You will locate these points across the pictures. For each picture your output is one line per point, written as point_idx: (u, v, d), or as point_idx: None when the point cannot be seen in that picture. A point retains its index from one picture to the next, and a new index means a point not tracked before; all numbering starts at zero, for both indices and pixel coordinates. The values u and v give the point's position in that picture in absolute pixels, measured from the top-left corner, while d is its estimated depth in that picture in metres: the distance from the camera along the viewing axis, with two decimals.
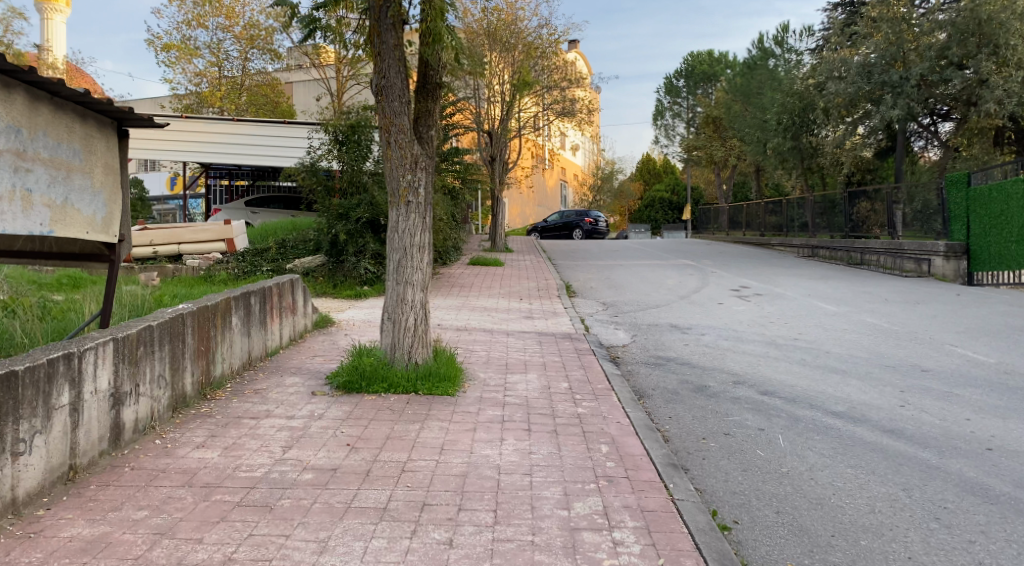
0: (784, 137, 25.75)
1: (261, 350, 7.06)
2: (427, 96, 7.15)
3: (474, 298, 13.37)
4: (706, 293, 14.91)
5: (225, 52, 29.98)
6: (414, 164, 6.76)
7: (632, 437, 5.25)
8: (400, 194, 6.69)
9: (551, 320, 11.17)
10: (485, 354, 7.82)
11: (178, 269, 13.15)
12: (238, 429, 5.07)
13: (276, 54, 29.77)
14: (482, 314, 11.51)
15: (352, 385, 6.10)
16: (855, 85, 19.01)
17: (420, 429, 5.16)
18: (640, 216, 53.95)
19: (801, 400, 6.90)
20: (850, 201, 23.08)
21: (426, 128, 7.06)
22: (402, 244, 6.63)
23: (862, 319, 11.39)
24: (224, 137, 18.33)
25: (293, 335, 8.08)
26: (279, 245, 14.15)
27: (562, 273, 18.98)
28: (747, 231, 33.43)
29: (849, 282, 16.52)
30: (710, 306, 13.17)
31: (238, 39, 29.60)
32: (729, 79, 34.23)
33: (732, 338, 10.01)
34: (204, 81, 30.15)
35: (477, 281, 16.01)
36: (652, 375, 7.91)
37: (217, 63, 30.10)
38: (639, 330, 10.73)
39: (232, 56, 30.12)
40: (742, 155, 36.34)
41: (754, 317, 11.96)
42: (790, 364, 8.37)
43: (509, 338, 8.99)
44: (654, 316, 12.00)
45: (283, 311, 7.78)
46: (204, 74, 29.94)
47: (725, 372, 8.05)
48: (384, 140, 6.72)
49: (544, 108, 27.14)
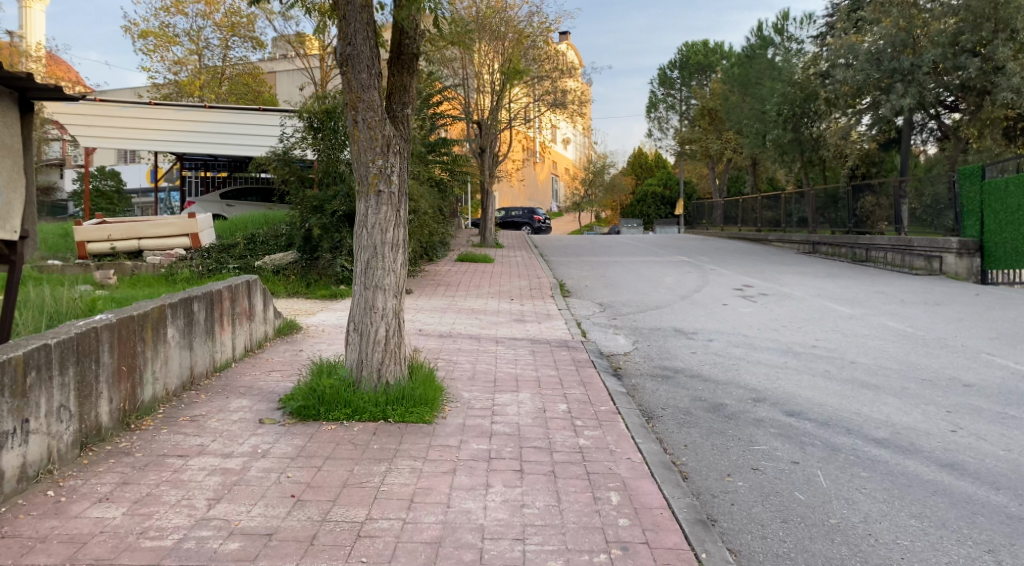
0: (784, 128, 24.84)
1: (206, 365, 6.08)
2: (403, 69, 6.14)
3: (460, 298, 12.38)
4: (708, 293, 13.98)
5: (206, 40, 28.83)
6: (387, 148, 5.77)
7: (646, 479, 4.28)
8: (370, 181, 5.71)
9: (545, 324, 10.20)
10: (470, 367, 6.86)
11: (136, 267, 12.30)
12: (158, 472, 4.07)
13: (258, 42, 28.62)
14: (468, 317, 10.55)
15: (309, 411, 5.11)
16: (863, 73, 18.03)
17: (385, 473, 4.20)
18: (632, 210, 52.97)
19: (836, 423, 5.95)
20: (854, 196, 22.18)
21: (400, 106, 6.08)
22: (372, 241, 5.64)
23: (882, 323, 10.49)
24: (196, 126, 17.24)
25: (248, 345, 7.11)
26: (248, 240, 13.15)
27: (555, 270, 18.04)
28: (742, 226, 32.54)
29: (859, 281, 15.62)
30: (715, 307, 12.23)
31: (219, 27, 28.48)
32: (726, 70, 33.27)
33: (743, 344, 9.08)
34: (184, 70, 29.01)
35: (464, 278, 15.03)
36: (660, 390, 6.95)
37: (197, 52, 28.95)
38: (641, 336, 9.76)
39: (213, 44, 28.97)
40: (739, 148, 35.38)
41: (763, 319, 11.04)
42: (814, 378, 7.44)
43: (498, 346, 8.03)
44: (655, 318, 11.06)
45: (234, 318, 6.80)
46: (184, 62, 28.79)
47: (742, 387, 7.10)
48: (351, 119, 5.75)
49: (535, 99, 26.15)
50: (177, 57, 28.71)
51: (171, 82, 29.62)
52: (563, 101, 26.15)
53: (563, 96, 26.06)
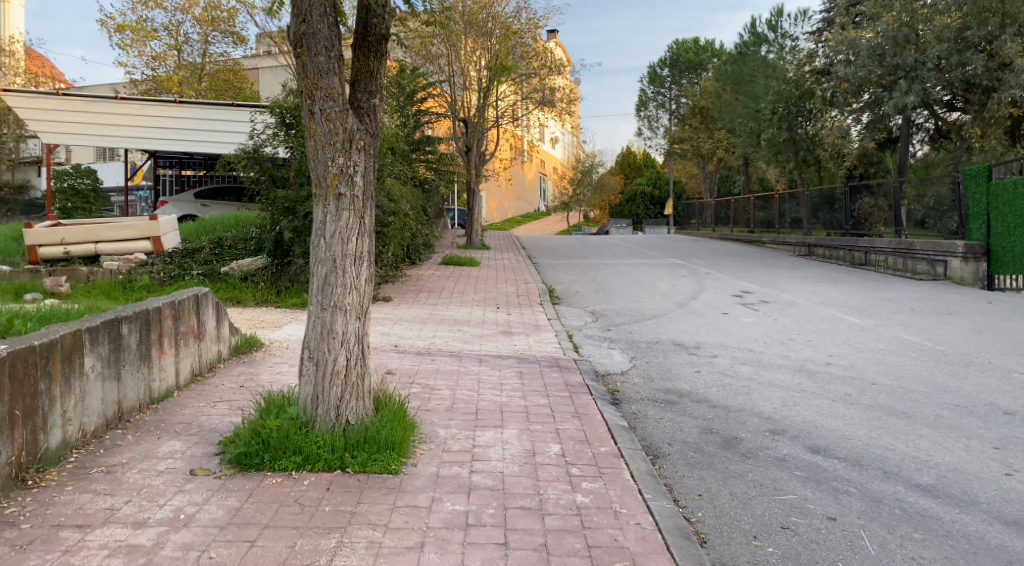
0: (779, 127, 24.13)
1: (139, 396, 5.22)
2: (370, 52, 5.29)
3: (442, 307, 11.52)
4: (706, 301, 13.18)
5: (185, 35, 27.77)
6: (350, 144, 4.94)
7: (660, 556, 3.46)
8: (329, 183, 4.87)
9: (533, 337, 9.38)
10: (448, 395, 6.00)
11: (92, 273, 11.34)
12: (43, 554, 3.25)
13: (239, 38, 27.64)
14: (450, 329, 9.71)
15: (250, 459, 4.29)
16: (865, 69, 17.21)
17: (335, 553, 3.36)
18: (620, 210, 52.22)
19: (870, 463, 5.15)
20: (851, 197, 21.49)
21: (365, 95, 5.20)
22: (331, 253, 4.79)
23: (896, 334, 9.71)
24: (165, 122, 16.31)
25: (195, 369, 6.24)
26: (213, 243, 12.22)
27: (544, 274, 17.22)
28: (734, 227, 31.82)
29: (862, 287, 14.89)
30: (715, 317, 11.43)
31: (198, 22, 27.42)
32: (717, 67, 32.51)
33: (751, 362, 8.27)
34: (162, 65, 27.98)
35: (448, 284, 14.17)
36: (663, 419, 6.13)
37: (176, 47, 27.88)
38: (638, 351, 8.95)
39: (192, 39, 27.94)
40: (731, 147, 34.66)
41: (768, 331, 10.23)
42: (834, 404, 6.65)
43: (482, 366, 7.19)
44: (651, 329, 10.27)
45: (178, 338, 5.94)
46: (162, 58, 27.77)
47: (756, 416, 6.29)
48: (307, 110, 4.93)
49: (523, 97, 25.32)
50: (155, 52, 27.73)
51: (149, 78, 28.66)
52: (552, 99, 25.31)
53: (551, 94, 25.25)
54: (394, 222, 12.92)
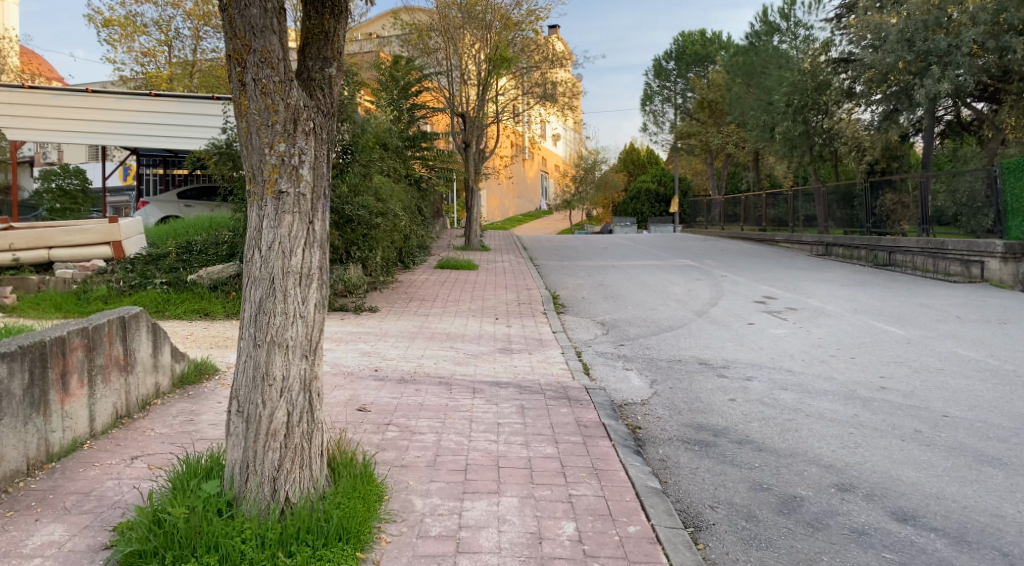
0: (793, 120, 22.91)
1: (24, 456, 4.03)
2: (326, 9, 4.08)
3: (435, 318, 10.34)
4: (727, 309, 11.95)
5: (175, 30, 26.55)
6: (295, 125, 3.73)
7: None
8: (267, 177, 3.67)
9: (537, 356, 8.17)
10: (431, 443, 4.79)
11: (43, 282, 10.18)
12: None
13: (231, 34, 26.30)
14: (443, 346, 8.51)
15: (148, 560, 3.12)
16: (893, 55, 15.80)
17: None
18: (624, 208, 50.95)
19: (979, 539, 3.95)
20: (872, 192, 20.35)
21: (318, 63, 4.00)
22: (269, 270, 3.61)
23: (951, 349, 8.50)
24: (141, 117, 15.13)
25: (118, 410, 5.03)
26: (180, 249, 10.95)
27: (547, 278, 16.05)
28: (745, 225, 30.56)
29: (894, 290, 13.69)
30: (740, 329, 10.20)
31: (189, 16, 26.18)
32: (726, 58, 31.23)
33: (793, 388, 7.05)
34: (152, 61, 26.91)
35: (442, 291, 12.98)
36: (701, 472, 4.93)
37: (166, 43, 26.69)
38: (658, 372, 7.73)
39: (183, 34, 26.68)
40: (741, 142, 33.32)
41: (804, 345, 9.02)
42: (906, 443, 5.43)
43: (476, 398, 5.98)
44: (670, 345, 9.07)
45: (93, 375, 4.75)
46: (152, 54, 26.68)
47: (814, 464, 5.07)
48: (238, 80, 3.73)
49: (523, 92, 24.10)
50: (144, 49, 26.56)
51: (139, 74, 27.42)
52: (553, 94, 24.00)
53: (553, 89, 23.94)
54: (384, 224, 11.74)
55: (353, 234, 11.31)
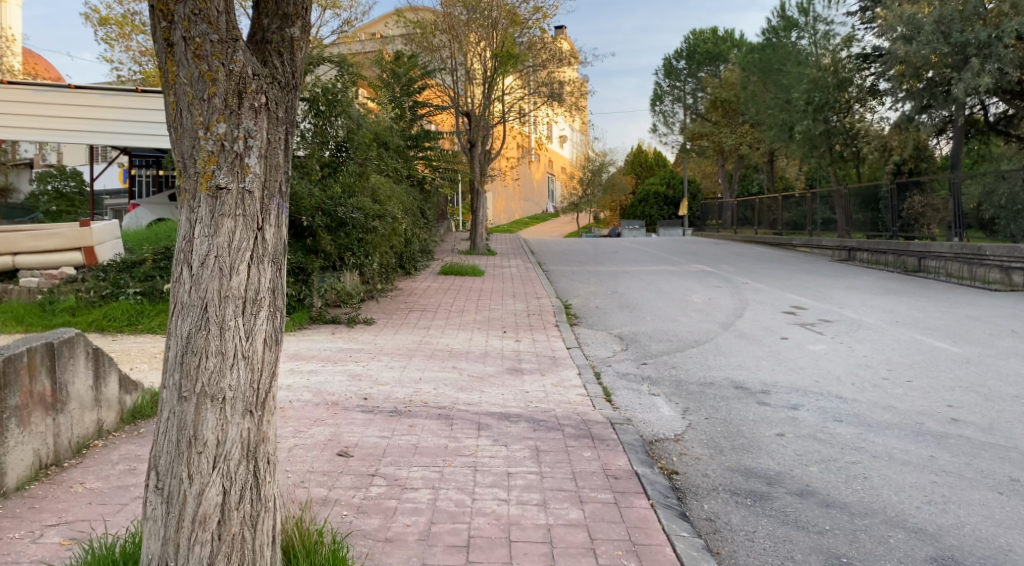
0: (813, 119, 21.90)
1: None
2: None
3: (436, 332, 9.39)
4: (754, 320, 10.97)
5: None
6: (240, 100, 2.79)
7: None
8: (201, 167, 2.73)
9: (551, 378, 7.22)
10: (425, 504, 3.84)
11: (6, 293, 9.41)
12: None
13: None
14: (443, 366, 7.55)
15: None
16: (928, 48, 14.76)
17: None
18: (632, 211, 49.98)
19: None
20: (899, 194, 19.37)
21: (275, 22, 3.05)
22: (202, 295, 2.66)
23: (1018, 370, 7.52)
24: (127, 114, 14.29)
25: (42, 458, 4.10)
26: (157, 256, 9.66)
27: (557, 285, 15.11)
28: (759, 228, 29.55)
29: (932, 300, 12.69)
30: (774, 344, 9.21)
31: None
32: (741, 56, 30.23)
33: (849, 420, 6.06)
34: (149, 60, 26.02)
35: (444, 300, 12.05)
36: (760, 538, 3.97)
37: None
38: (690, 398, 6.76)
39: None
40: (755, 142, 32.30)
41: (849, 365, 8.05)
42: (1006, 498, 4.44)
43: (481, 437, 5.02)
44: (699, 364, 8.10)
45: (4, 420, 3.81)
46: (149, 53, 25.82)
47: (900, 528, 4.09)
48: (162, 38, 2.78)
49: (531, 92, 23.15)
50: (141, 47, 25.69)
51: (137, 73, 26.62)
52: (561, 94, 23.08)
53: (560, 88, 23.03)
54: (381, 228, 10.75)
55: (347, 239, 10.22)
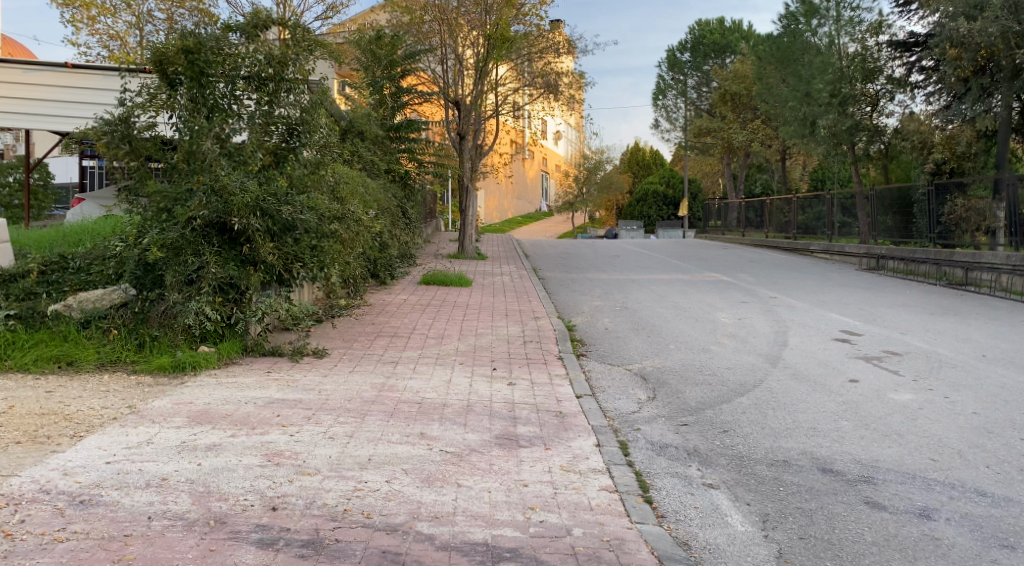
0: (838, 112, 19.76)
1: None
2: None
3: (402, 370, 7.20)
4: (804, 351, 8.84)
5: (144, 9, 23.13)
6: None
7: None
8: None
9: (557, 454, 5.05)
10: None
11: None
12: None
13: (207, 18, 23.44)
14: (407, 431, 5.35)
15: None
16: (996, 25, 12.72)
17: None
18: (629, 211, 47.83)
19: None
20: (936, 197, 17.30)
21: None
22: None
23: None
24: (48, 92, 14.51)
25: None
26: (46, 267, 7.97)
27: (556, 298, 12.95)
28: (768, 231, 27.42)
29: (1002, 323, 10.64)
30: (845, 391, 7.06)
31: None
32: (756, 46, 28.11)
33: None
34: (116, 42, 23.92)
35: (421, 319, 9.90)
36: None
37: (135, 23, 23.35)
38: (763, 495, 4.59)
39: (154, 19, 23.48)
40: (768, 139, 30.15)
41: (961, 428, 5.91)
42: None
43: None
44: (757, 426, 5.93)
45: None
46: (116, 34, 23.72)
47: None
48: None
49: (525, 83, 20.90)
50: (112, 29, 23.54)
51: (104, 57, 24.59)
52: (557, 85, 20.79)
53: (557, 79, 20.73)
54: (340, 233, 8.45)
55: (296, 247, 7.92)
